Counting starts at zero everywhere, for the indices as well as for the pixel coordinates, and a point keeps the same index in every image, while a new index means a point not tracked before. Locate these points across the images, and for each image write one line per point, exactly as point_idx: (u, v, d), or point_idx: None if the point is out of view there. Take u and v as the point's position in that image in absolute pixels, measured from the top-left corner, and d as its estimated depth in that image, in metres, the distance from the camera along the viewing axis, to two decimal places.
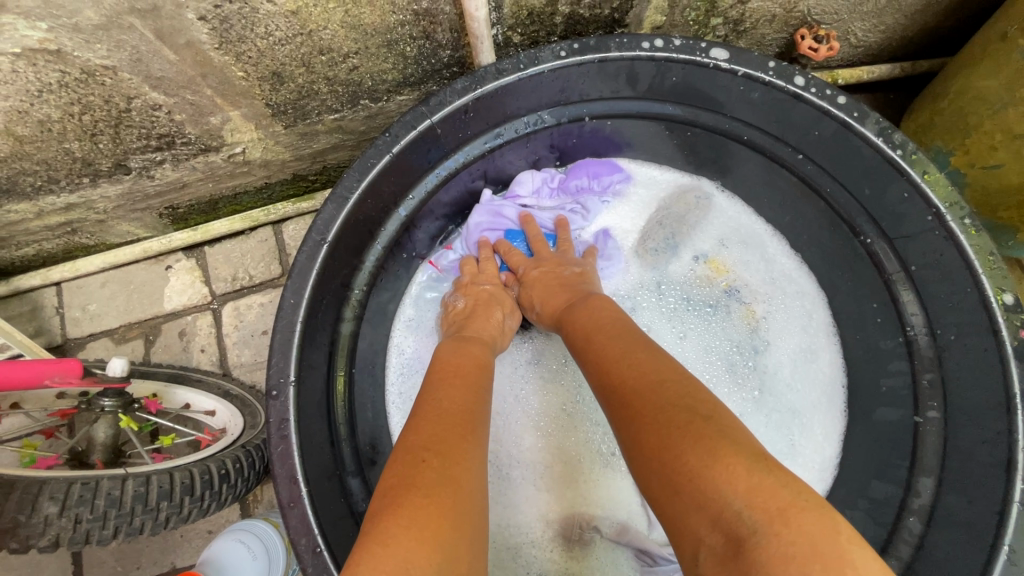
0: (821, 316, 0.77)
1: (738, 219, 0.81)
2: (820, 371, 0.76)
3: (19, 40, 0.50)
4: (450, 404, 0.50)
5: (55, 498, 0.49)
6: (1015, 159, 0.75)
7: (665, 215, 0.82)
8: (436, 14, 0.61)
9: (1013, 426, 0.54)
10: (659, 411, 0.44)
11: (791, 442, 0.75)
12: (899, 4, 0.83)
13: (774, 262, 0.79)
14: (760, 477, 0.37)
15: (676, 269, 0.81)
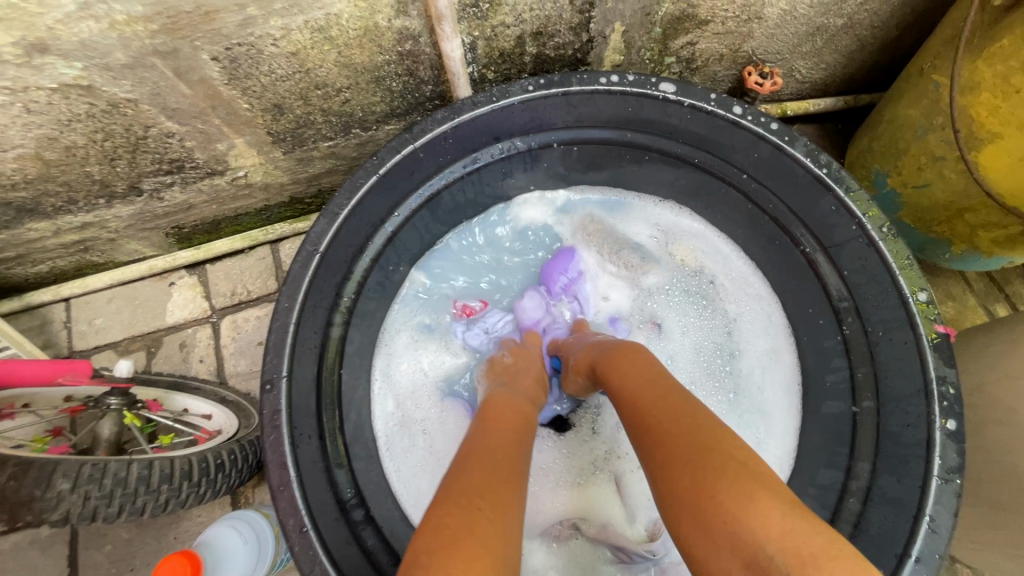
0: (776, 316, 0.83)
1: (684, 224, 0.88)
2: (778, 368, 0.82)
3: (57, 77, 0.58)
4: (493, 450, 0.50)
5: (67, 477, 0.54)
6: (939, 179, 0.84)
7: (585, 224, 0.91)
8: (418, 55, 0.70)
9: (931, 409, 0.61)
10: (695, 454, 0.46)
11: (757, 440, 0.79)
12: (833, 45, 0.94)
13: (730, 265, 0.86)
14: (794, 522, 0.40)
15: (637, 266, 0.88)
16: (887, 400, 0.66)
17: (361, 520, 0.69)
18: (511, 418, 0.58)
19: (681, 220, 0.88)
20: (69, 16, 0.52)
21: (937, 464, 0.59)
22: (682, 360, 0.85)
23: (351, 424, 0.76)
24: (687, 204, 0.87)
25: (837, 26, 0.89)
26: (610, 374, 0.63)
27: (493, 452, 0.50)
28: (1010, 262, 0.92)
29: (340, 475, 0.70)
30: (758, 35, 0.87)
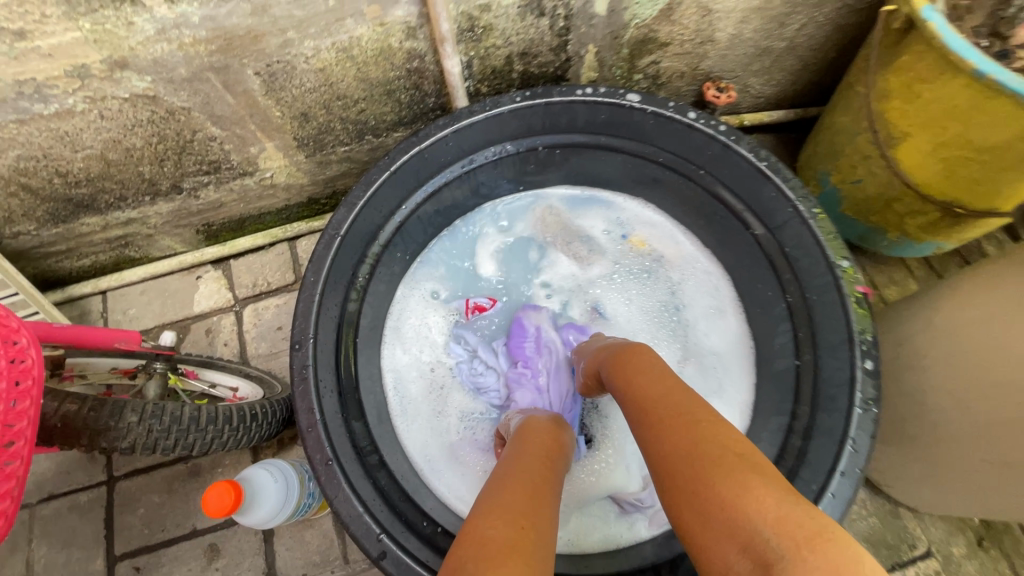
0: (723, 286, 0.99)
1: (628, 211, 1.03)
2: (727, 325, 0.97)
3: (130, 88, 0.71)
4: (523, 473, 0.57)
5: (134, 412, 0.65)
6: (870, 175, 0.98)
7: (541, 219, 1.05)
8: (423, 71, 0.83)
9: (854, 354, 0.74)
10: (695, 448, 0.50)
11: (721, 387, 0.95)
12: (780, 64, 1.09)
13: (675, 240, 1.02)
14: (790, 506, 0.43)
15: (585, 254, 1.04)
16: (824, 352, 0.78)
17: (376, 463, 0.79)
18: (538, 448, 0.65)
19: (624, 209, 1.04)
20: (148, 39, 0.65)
21: (857, 395, 0.72)
22: (633, 325, 1.00)
23: (366, 384, 0.87)
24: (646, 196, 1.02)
25: (780, 48, 1.04)
26: (615, 375, 0.68)
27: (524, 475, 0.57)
28: (940, 246, 1.04)
29: (356, 425, 0.80)
30: (713, 55, 1.02)
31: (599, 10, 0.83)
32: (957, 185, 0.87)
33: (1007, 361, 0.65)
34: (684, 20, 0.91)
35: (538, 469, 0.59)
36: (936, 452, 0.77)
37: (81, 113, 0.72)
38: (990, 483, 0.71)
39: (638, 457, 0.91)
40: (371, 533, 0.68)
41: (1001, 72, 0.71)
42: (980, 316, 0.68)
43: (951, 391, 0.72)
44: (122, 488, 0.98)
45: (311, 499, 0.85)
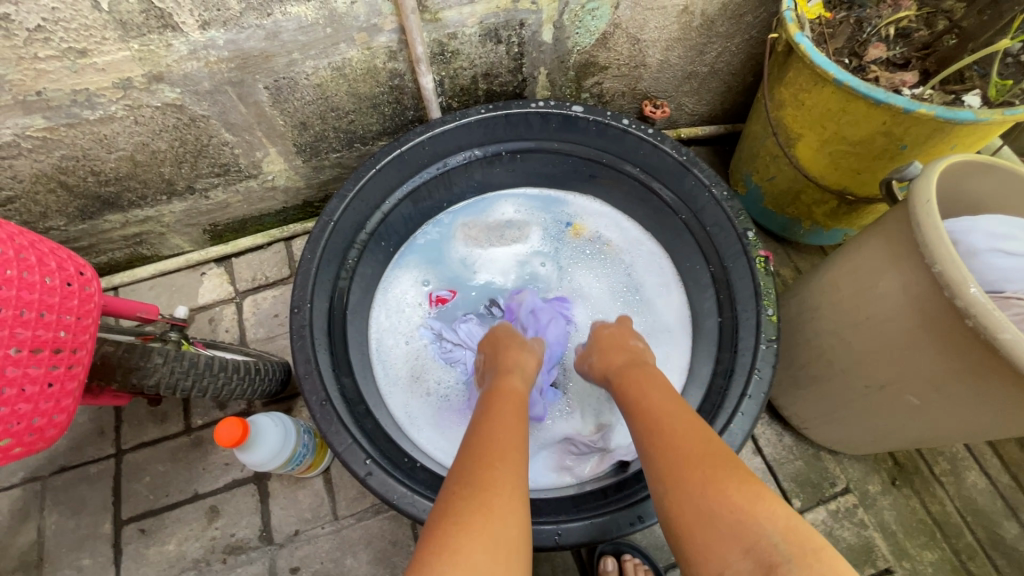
0: (666, 267, 1.18)
1: (563, 198, 1.25)
2: (670, 299, 1.15)
3: (162, 97, 0.87)
4: (504, 424, 0.69)
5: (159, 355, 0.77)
6: (780, 172, 1.17)
7: (467, 228, 1.22)
8: (403, 88, 1.02)
9: (762, 304, 0.89)
10: (710, 467, 0.61)
11: (666, 353, 1.11)
12: (705, 85, 1.30)
13: (623, 229, 1.22)
14: (793, 520, 0.55)
15: (515, 236, 1.22)
16: (739, 307, 0.94)
17: (363, 412, 0.91)
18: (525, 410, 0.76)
19: (556, 196, 1.25)
20: (182, 58, 0.82)
21: (762, 335, 0.86)
22: (591, 297, 1.18)
23: (355, 349, 1.01)
24: (598, 194, 1.23)
25: (703, 72, 1.25)
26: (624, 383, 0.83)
27: (508, 429, 0.68)
28: (846, 233, 1.23)
29: (346, 380, 0.93)
30: (646, 77, 1.22)
31: (546, 38, 1.04)
32: (844, 176, 1.06)
33: (877, 304, 0.81)
34: (617, 48, 1.12)
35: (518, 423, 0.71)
36: (833, 386, 0.92)
37: (119, 119, 0.88)
38: (877, 407, 0.86)
39: (596, 410, 1.06)
40: (359, 457, 0.80)
41: (853, 80, 0.90)
42: (858, 267, 0.85)
43: (838, 331, 0.88)
44: (129, 460, 1.07)
45: (304, 452, 0.96)
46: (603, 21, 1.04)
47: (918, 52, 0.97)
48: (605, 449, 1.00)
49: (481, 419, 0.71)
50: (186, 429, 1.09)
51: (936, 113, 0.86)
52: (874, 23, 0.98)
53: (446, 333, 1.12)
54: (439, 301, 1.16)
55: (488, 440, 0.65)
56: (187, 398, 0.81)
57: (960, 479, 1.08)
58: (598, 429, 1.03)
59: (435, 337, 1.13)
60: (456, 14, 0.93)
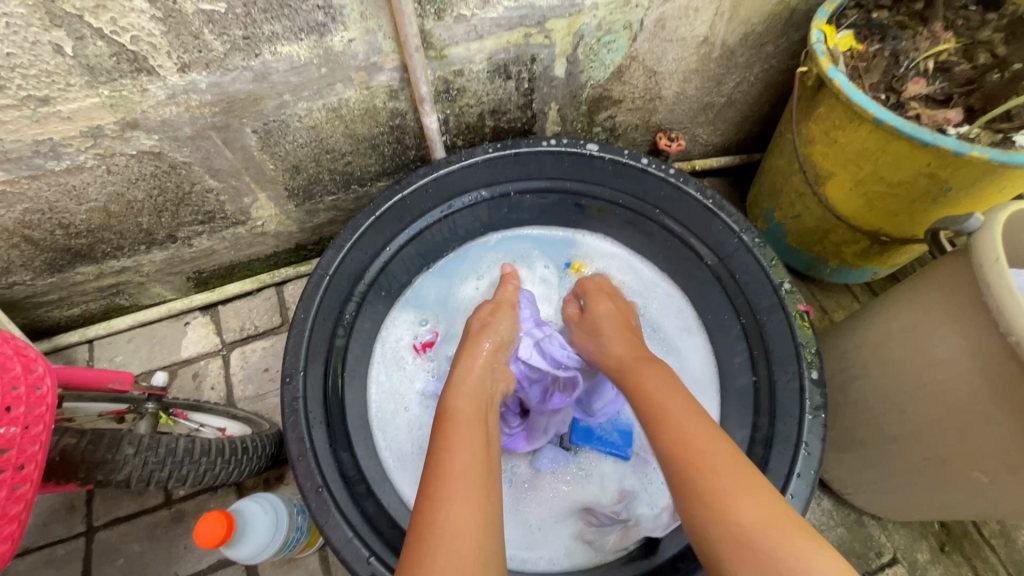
0: (684, 310, 1.08)
1: (567, 237, 1.15)
2: (694, 346, 1.06)
3: (138, 145, 0.79)
4: (464, 460, 0.63)
5: (131, 444, 0.68)
6: (806, 211, 1.07)
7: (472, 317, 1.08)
8: (404, 127, 0.93)
9: (803, 367, 0.82)
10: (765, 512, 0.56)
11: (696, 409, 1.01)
12: (722, 116, 1.20)
13: (633, 267, 1.12)
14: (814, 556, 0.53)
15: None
16: (776, 366, 0.86)
17: (364, 492, 0.82)
18: (488, 426, 0.71)
19: (546, 235, 1.15)
20: (159, 103, 0.74)
21: (807, 403, 0.79)
22: None
23: (352, 414, 0.92)
24: (600, 229, 1.13)
25: (720, 103, 1.16)
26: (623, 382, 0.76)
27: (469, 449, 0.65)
28: (876, 271, 1.13)
29: (344, 456, 0.84)
30: (661, 109, 1.13)
31: (558, 72, 0.96)
32: (881, 217, 0.98)
33: (938, 370, 0.73)
34: (633, 81, 1.04)
35: (477, 452, 0.65)
36: (889, 452, 0.84)
37: (90, 169, 0.79)
38: (940, 480, 0.79)
39: (618, 474, 0.95)
40: (361, 556, 0.72)
41: (896, 120, 0.82)
42: (909, 327, 0.77)
43: (891, 397, 0.80)
44: (101, 539, 0.96)
45: (298, 534, 0.86)
46: (619, 53, 0.97)
47: (960, 87, 0.91)
48: (628, 522, 0.89)
49: (445, 431, 0.68)
50: (166, 502, 0.98)
51: (990, 155, 0.79)
52: (911, 57, 0.92)
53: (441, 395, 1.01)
54: (425, 348, 1.05)
55: (447, 481, 0.61)
56: (164, 488, 0.73)
57: (1011, 540, 0.99)
58: (620, 497, 0.92)
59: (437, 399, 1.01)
60: (462, 51, 0.85)
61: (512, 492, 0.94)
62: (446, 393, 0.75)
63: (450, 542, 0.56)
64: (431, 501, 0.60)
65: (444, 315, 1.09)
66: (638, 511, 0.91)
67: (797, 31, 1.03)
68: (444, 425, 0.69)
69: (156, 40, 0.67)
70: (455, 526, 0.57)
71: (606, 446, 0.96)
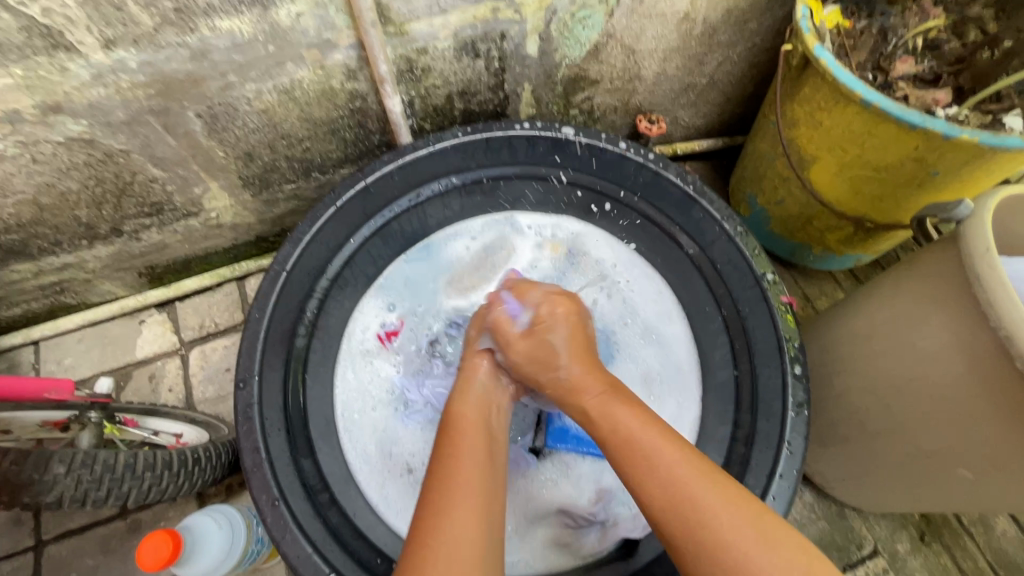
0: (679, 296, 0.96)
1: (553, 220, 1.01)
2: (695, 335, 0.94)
3: (65, 131, 0.72)
4: (469, 465, 0.60)
5: (62, 462, 0.65)
6: (791, 195, 1.03)
7: (455, 282, 0.98)
8: (366, 110, 0.87)
9: (784, 359, 0.80)
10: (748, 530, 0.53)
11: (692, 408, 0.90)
12: (704, 98, 1.15)
13: (618, 249, 0.99)
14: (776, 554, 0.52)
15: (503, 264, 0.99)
16: (758, 360, 0.84)
17: (326, 501, 0.80)
18: (494, 433, 0.68)
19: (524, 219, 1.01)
20: (84, 84, 0.67)
21: (790, 400, 0.78)
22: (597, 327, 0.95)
23: (315, 419, 0.87)
24: None
25: (702, 83, 1.10)
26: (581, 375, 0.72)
27: (462, 460, 0.61)
28: (859, 258, 1.11)
29: (305, 463, 0.80)
30: (641, 90, 1.08)
31: (531, 51, 0.90)
32: (865, 203, 0.95)
33: (924, 364, 0.70)
34: (611, 60, 0.98)
35: (486, 461, 0.62)
36: (869, 446, 0.82)
37: (12, 157, 0.73)
38: (922, 475, 0.77)
39: (596, 474, 0.91)
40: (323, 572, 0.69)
41: (884, 101, 0.78)
42: (895, 319, 0.74)
43: (873, 392, 0.78)
44: (52, 553, 0.90)
45: (259, 546, 0.82)
46: (596, 30, 0.91)
47: (950, 65, 0.88)
48: (606, 523, 0.87)
49: (448, 436, 0.65)
50: (121, 513, 0.92)
51: (981, 138, 0.75)
52: (900, 34, 0.88)
53: (410, 392, 0.91)
54: (391, 339, 0.94)
55: (451, 486, 0.58)
56: (105, 506, 0.70)
57: (989, 528, 0.99)
58: (599, 497, 0.89)
59: (400, 398, 0.91)
60: (425, 26, 0.79)
61: None
62: (453, 400, 0.72)
63: (448, 546, 0.53)
64: (433, 503, 0.56)
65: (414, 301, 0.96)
66: (618, 511, 0.89)
67: (782, 7, 0.98)
68: (452, 432, 0.66)
69: (72, 13, 0.60)
70: (461, 533, 0.54)
71: (584, 444, 0.92)
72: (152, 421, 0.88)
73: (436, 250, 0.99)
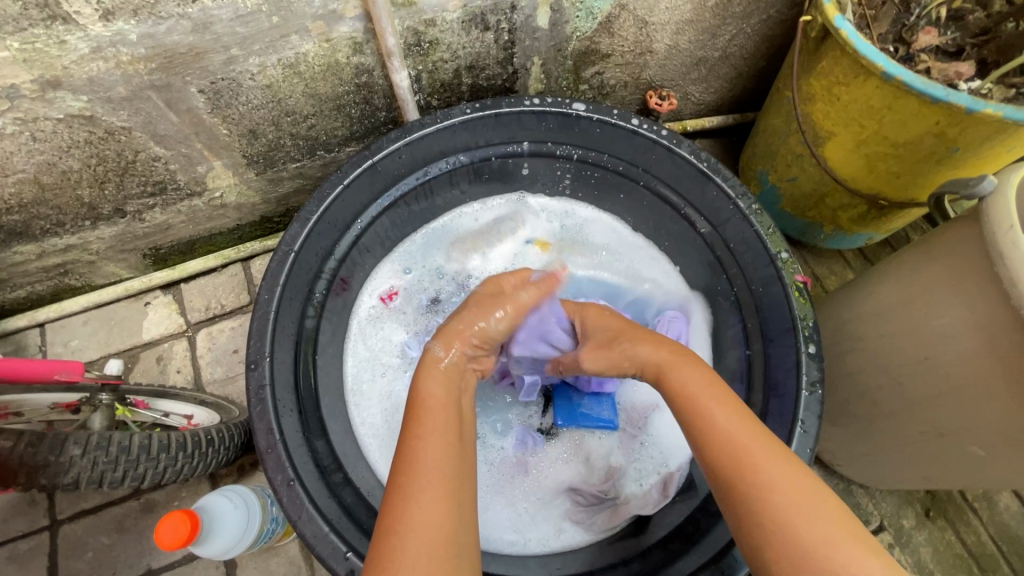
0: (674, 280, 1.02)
1: (559, 205, 1.05)
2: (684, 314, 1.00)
3: (64, 108, 0.70)
4: (430, 446, 0.59)
5: (77, 444, 0.66)
6: (803, 172, 1.01)
7: (458, 243, 1.03)
8: (372, 86, 0.84)
9: (799, 341, 0.79)
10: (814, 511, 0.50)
11: None
12: (716, 72, 1.12)
13: (617, 232, 1.04)
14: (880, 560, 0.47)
15: (510, 233, 1.04)
16: (771, 339, 0.83)
17: (340, 481, 0.80)
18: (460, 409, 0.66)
19: (534, 201, 1.05)
20: (83, 57, 0.65)
21: (803, 378, 0.77)
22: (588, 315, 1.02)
23: (326, 400, 0.87)
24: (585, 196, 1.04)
25: (714, 58, 1.07)
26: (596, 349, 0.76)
27: (422, 439, 0.59)
28: (871, 237, 1.09)
29: (318, 444, 0.81)
30: (653, 65, 1.05)
31: (541, 23, 0.87)
32: (880, 180, 0.93)
33: (942, 344, 0.69)
34: (623, 32, 0.95)
35: (448, 449, 0.59)
36: (879, 425, 0.83)
37: (10, 135, 0.71)
38: (936, 453, 0.78)
39: (604, 452, 0.92)
40: (338, 552, 0.69)
41: (906, 74, 0.76)
42: (914, 297, 0.73)
43: (888, 370, 0.78)
44: (67, 532, 0.91)
45: (273, 525, 0.82)
46: (608, 1, 0.88)
47: (974, 38, 0.85)
48: (617, 501, 0.88)
49: (413, 416, 0.63)
50: (134, 493, 0.93)
51: (1004, 113, 0.74)
52: (923, 4, 0.85)
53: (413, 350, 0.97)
54: (391, 299, 1.00)
55: (417, 467, 0.57)
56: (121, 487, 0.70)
57: (993, 503, 1.00)
58: (607, 475, 0.90)
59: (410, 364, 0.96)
60: None
61: (494, 477, 0.90)
62: (416, 379, 0.69)
63: (417, 528, 0.52)
64: (400, 485, 0.56)
65: (422, 274, 1.02)
66: (627, 490, 0.89)
67: None
68: (415, 413, 0.64)
69: None
70: (425, 514, 0.53)
71: (593, 421, 0.92)
72: (164, 403, 0.88)
73: (445, 231, 1.04)
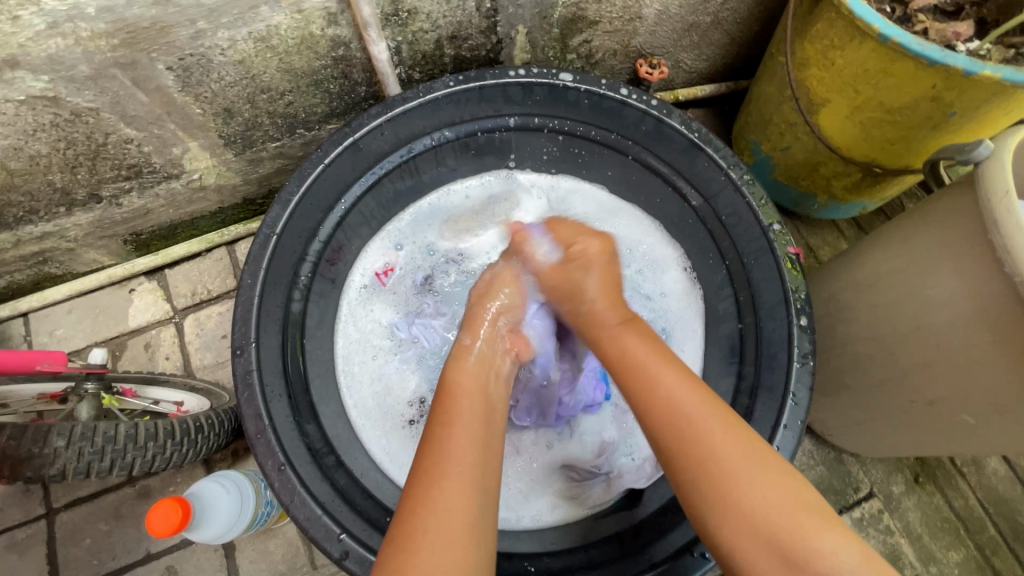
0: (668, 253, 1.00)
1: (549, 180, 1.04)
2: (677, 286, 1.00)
3: (25, 89, 0.67)
4: (462, 437, 0.59)
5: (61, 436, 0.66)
6: (797, 140, 0.99)
7: (449, 223, 1.02)
8: (350, 59, 0.81)
9: (791, 314, 0.78)
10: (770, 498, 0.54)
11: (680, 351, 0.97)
12: (708, 38, 1.08)
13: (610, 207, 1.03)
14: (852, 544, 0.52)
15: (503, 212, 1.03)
16: (763, 312, 0.83)
17: (333, 464, 0.80)
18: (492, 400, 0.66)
19: (524, 179, 1.03)
20: (39, 34, 0.61)
21: (795, 351, 0.76)
22: None
23: (316, 383, 0.86)
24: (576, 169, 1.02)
25: (706, 22, 1.04)
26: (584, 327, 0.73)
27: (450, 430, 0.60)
28: (864, 206, 1.08)
29: (309, 427, 0.80)
30: (642, 31, 1.01)
31: None
32: (875, 147, 0.91)
33: (934, 313, 0.69)
34: None
35: (479, 438, 0.60)
36: (869, 394, 0.83)
37: None
38: (924, 421, 0.78)
39: (597, 427, 0.94)
40: (332, 534, 0.69)
41: (903, 35, 0.73)
42: (907, 266, 0.72)
43: (879, 341, 0.78)
44: (63, 520, 0.91)
45: (268, 508, 0.83)
46: None
47: None
48: (611, 474, 0.89)
49: (441, 407, 0.63)
50: (129, 479, 0.93)
51: (1003, 74, 0.71)
52: None
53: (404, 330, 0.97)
54: (386, 276, 0.99)
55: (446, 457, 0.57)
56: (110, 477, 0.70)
57: (981, 468, 1.02)
58: (600, 450, 0.92)
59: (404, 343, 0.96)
60: None
61: None
62: (449, 369, 0.69)
63: (445, 513, 0.53)
64: (428, 473, 0.56)
65: (413, 253, 1.01)
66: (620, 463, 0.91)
67: None
68: (443, 401, 0.64)
69: None
70: (452, 501, 0.54)
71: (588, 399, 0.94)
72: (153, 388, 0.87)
73: (434, 209, 1.02)
